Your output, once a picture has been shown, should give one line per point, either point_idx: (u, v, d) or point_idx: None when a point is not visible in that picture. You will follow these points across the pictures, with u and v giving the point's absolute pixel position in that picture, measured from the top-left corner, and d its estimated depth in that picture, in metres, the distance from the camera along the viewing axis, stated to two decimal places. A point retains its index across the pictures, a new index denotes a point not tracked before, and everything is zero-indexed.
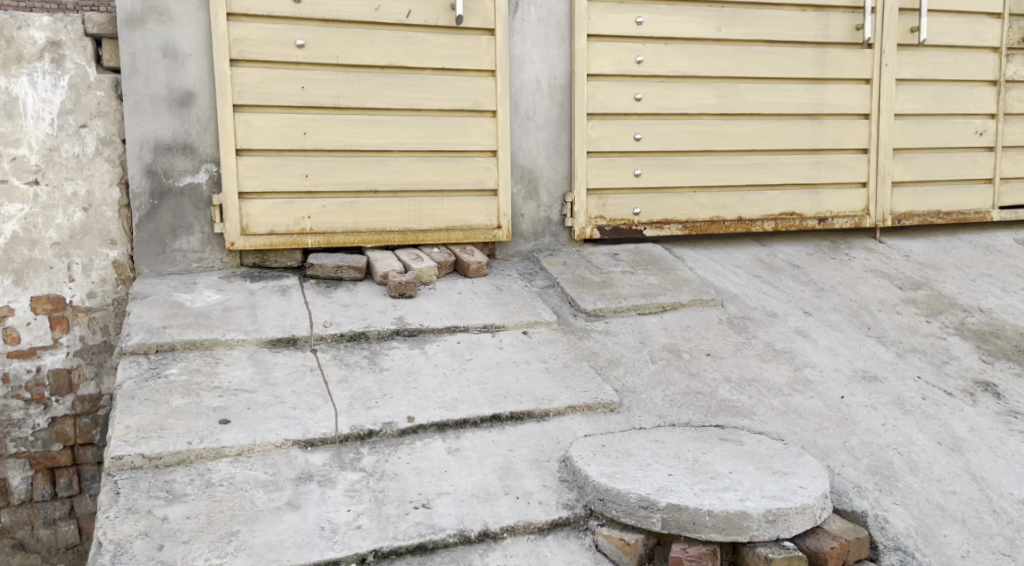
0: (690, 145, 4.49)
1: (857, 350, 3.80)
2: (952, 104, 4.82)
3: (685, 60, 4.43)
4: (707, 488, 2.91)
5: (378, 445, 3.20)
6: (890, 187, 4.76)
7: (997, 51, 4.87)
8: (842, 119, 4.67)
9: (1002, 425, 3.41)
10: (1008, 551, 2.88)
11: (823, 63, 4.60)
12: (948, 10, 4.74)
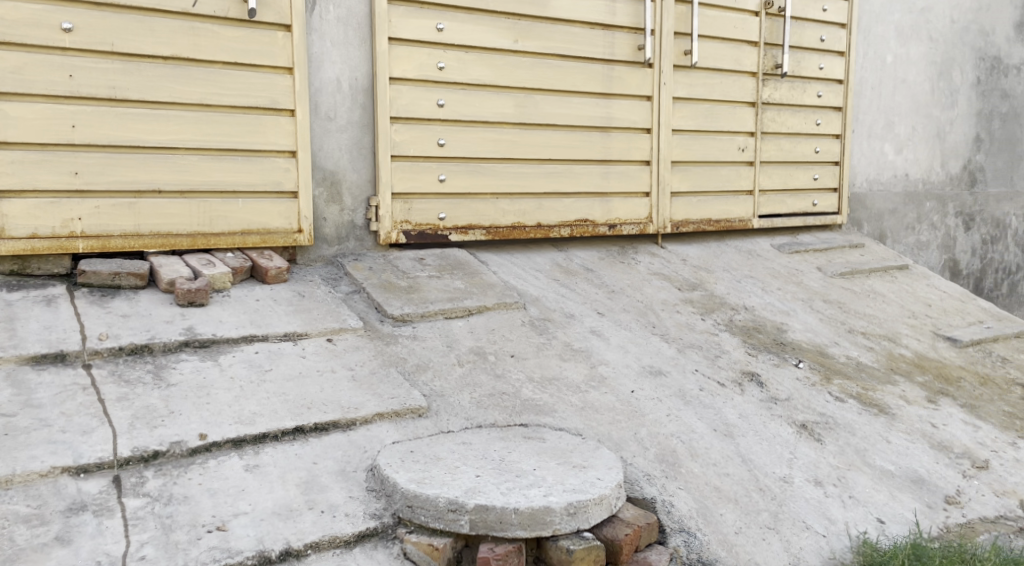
0: (491, 152, 4.59)
1: (644, 347, 4.07)
2: (719, 122, 5.30)
3: (484, 68, 4.52)
4: (513, 487, 2.98)
5: (164, 467, 2.95)
6: (669, 197, 5.15)
7: (754, 76, 5.43)
8: (627, 132, 4.99)
9: (765, 410, 3.80)
10: (772, 524, 3.23)
11: (609, 79, 4.89)
12: (712, 37, 5.23)
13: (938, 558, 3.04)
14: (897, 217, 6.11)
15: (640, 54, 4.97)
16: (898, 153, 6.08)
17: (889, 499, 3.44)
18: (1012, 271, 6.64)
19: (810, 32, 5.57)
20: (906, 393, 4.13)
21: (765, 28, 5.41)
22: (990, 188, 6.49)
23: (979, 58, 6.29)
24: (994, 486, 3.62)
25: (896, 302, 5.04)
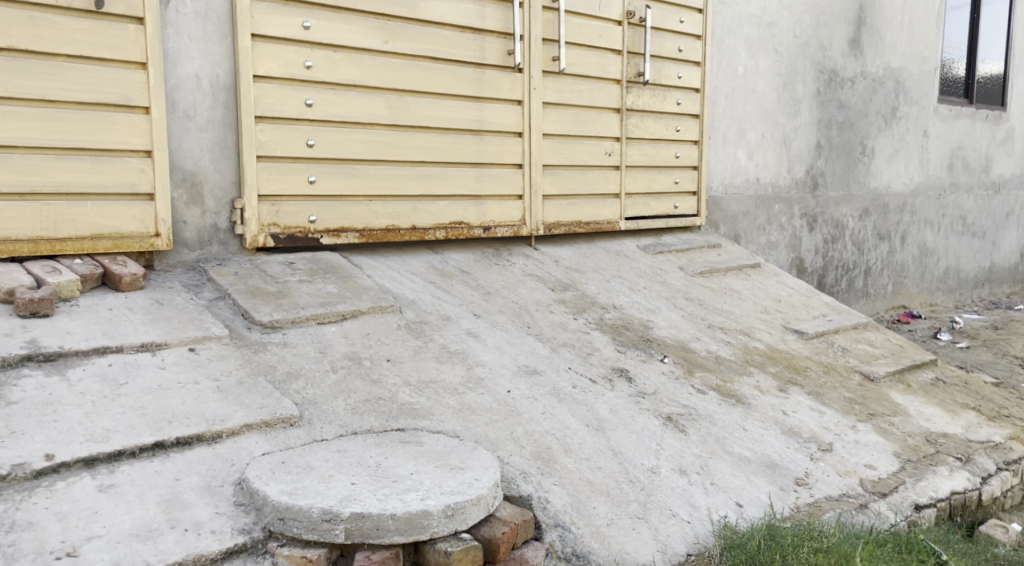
0: (363, 153, 4.51)
1: (520, 347, 4.12)
2: (586, 127, 5.43)
3: (354, 68, 4.45)
4: (390, 492, 2.95)
5: (5, 492, 2.75)
6: (540, 200, 5.23)
7: (619, 83, 5.60)
8: (499, 135, 5.03)
9: (634, 405, 3.93)
10: (642, 514, 3.36)
11: (481, 83, 4.92)
12: (579, 44, 5.35)
13: (789, 537, 3.25)
14: (751, 219, 6.47)
15: (510, 59, 5.03)
16: (749, 159, 6.41)
17: (747, 484, 3.64)
18: (850, 268, 7.18)
19: (668, 43, 5.80)
20: (760, 383, 4.40)
21: (627, 37, 5.60)
22: (830, 191, 6.96)
23: (818, 71, 6.74)
24: (838, 466, 3.90)
25: (750, 298, 5.34)
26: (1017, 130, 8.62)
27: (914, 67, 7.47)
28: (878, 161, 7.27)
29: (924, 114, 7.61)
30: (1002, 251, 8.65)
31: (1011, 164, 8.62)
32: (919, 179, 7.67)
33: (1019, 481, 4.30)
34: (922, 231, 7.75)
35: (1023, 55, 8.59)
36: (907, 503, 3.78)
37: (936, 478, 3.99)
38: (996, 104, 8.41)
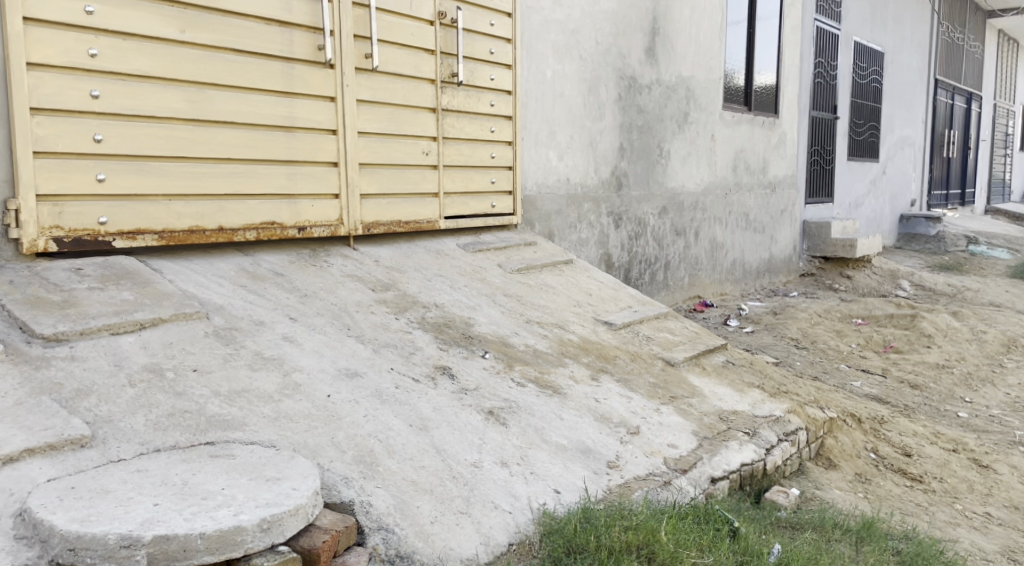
0: (161, 150, 4.25)
1: (340, 350, 4.01)
2: (404, 126, 5.37)
3: (147, 59, 4.18)
4: (198, 510, 2.78)
5: None
6: (358, 199, 5.11)
7: (433, 83, 5.57)
8: (311, 133, 4.87)
9: (457, 401, 3.94)
10: (465, 509, 3.37)
11: (289, 78, 4.74)
12: (392, 41, 5.29)
13: (603, 518, 3.39)
14: (562, 217, 6.66)
15: (321, 54, 4.88)
16: (560, 160, 6.61)
17: (564, 471, 3.75)
18: (652, 263, 7.56)
19: (480, 44, 5.85)
20: (574, 373, 4.56)
21: (439, 37, 5.59)
22: (632, 191, 7.30)
23: (619, 77, 7.04)
24: (644, 447, 4.12)
25: (563, 293, 5.50)
26: (787, 135, 9.46)
27: (701, 75, 7.98)
28: (673, 163, 7.71)
29: (711, 120, 8.16)
30: (778, 244, 9.46)
31: (784, 165, 9.44)
32: (708, 179, 8.20)
33: (795, 450, 4.74)
34: (712, 227, 8.30)
35: (792, 67, 9.41)
36: (705, 478, 4.06)
37: (728, 452, 4.29)
38: (769, 112, 9.17)
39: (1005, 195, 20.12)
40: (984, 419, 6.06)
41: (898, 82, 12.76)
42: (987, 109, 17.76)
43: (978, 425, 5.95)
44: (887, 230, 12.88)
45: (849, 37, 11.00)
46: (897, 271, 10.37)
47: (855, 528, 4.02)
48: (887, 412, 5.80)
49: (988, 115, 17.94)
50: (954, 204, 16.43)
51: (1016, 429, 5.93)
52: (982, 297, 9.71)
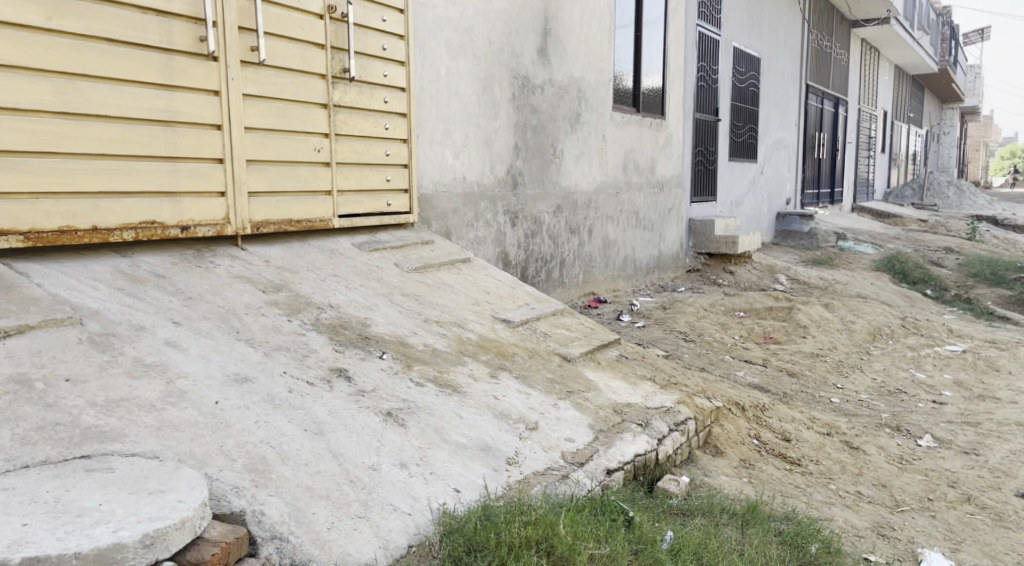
0: (26, 145, 4.06)
1: (228, 354, 3.87)
2: (293, 122, 5.24)
3: (8, 47, 4.00)
4: (73, 529, 2.75)
5: None
6: (246, 197, 4.96)
7: (324, 78, 5.46)
8: (195, 128, 4.70)
9: (354, 404, 3.87)
10: (364, 513, 3.32)
11: (169, 70, 4.57)
12: (280, 35, 5.16)
13: (502, 514, 3.40)
14: (459, 216, 6.64)
15: (203, 46, 4.72)
16: (456, 159, 6.58)
17: (463, 470, 3.74)
18: (548, 261, 7.63)
19: (372, 40, 5.76)
20: (473, 371, 4.54)
21: (330, 32, 5.48)
22: (528, 189, 7.34)
23: (512, 77, 7.06)
24: (543, 443, 4.15)
25: (462, 291, 5.48)
26: (674, 136, 9.71)
27: (592, 77, 8.08)
28: (567, 162, 7.79)
29: (602, 120, 8.28)
30: (667, 242, 9.71)
31: (671, 165, 9.69)
32: (601, 179, 8.34)
33: (685, 439, 4.85)
34: (605, 225, 8.43)
35: (677, 70, 9.65)
36: (600, 469, 4.11)
37: (623, 443, 4.37)
38: (657, 113, 9.39)
39: (869, 194, 21.29)
40: (854, 404, 6.57)
41: (774, 87, 13.29)
42: (853, 114, 18.73)
43: (849, 410, 6.44)
44: (766, 228, 13.42)
45: (728, 43, 11.37)
46: (774, 266, 10.85)
47: (741, 511, 4.17)
48: (767, 400, 6.06)
49: (854, 119, 18.93)
50: (825, 202, 17.30)
51: (882, 412, 6.46)
52: (851, 289, 10.33)
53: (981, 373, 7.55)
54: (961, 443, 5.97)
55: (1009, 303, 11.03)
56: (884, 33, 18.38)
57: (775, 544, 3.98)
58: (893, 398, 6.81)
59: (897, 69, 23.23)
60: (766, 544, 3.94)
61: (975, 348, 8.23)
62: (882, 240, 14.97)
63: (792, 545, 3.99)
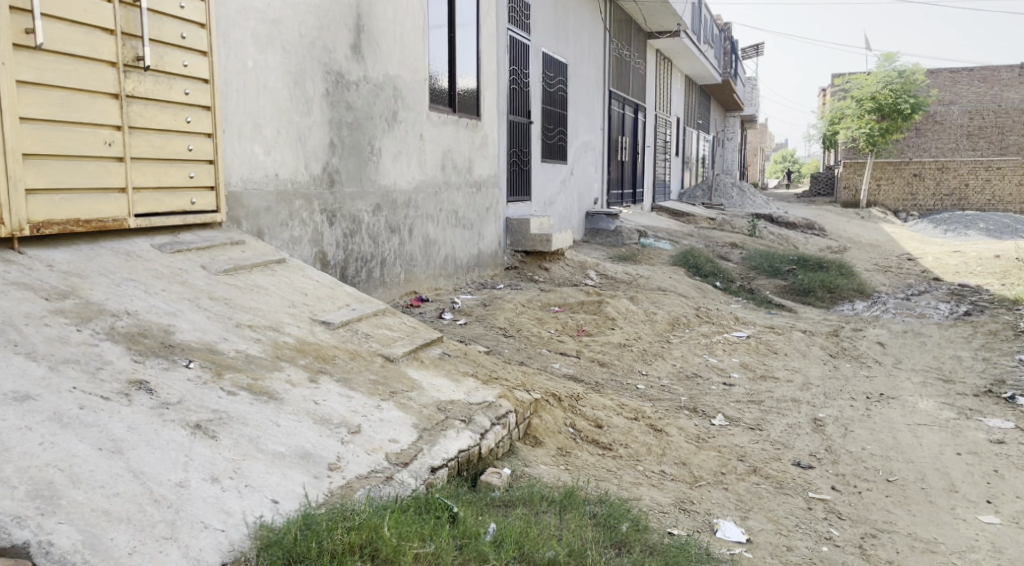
0: None
1: (5, 370, 3.55)
2: (78, 113, 4.88)
3: None
4: None
5: None
6: (23, 194, 4.57)
7: (114, 66, 5.11)
8: None
9: (157, 417, 3.63)
10: (171, 534, 3.14)
11: None
12: (60, 18, 4.80)
13: (324, 522, 3.32)
14: (272, 215, 6.39)
15: None
16: (267, 155, 6.33)
17: (282, 480, 3.60)
18: (368, 260, 7.49)
19: (169, 28, 5.46)
20: (291, 376, 4.38)
21: (120, 17, 5.15)
22: (345, 187, 7.18)
23: (325, 72, 6.88)
24: (366, 445, 4.06)
25: (277, 293, 5.28)
26: (489, 137, 9.81)
27: (407, 76, 8.02)
28: (384, 160, 7.68)
29: (419, 120, 8.25)
30: (485, 240, 9.80)
31: (487, 165, 9.80)
32: (419, 177, 8.29)
33: (506, 432, 4.91)
34: (424, 224, 8.39)
35: (491, 71, 9.77)
36: (425, 468, 4.09)
37: (446, 440, 4.37)
38: (473, 113, 9.45)
39: (666, 194, 22.49)
40: (657, 389, 6.95)
41: (581, 92, 13.76)
42: (651, 119, 19.71)
43: (653, 395, 6.79)
44: (577, 226, 13.85)
45: (538, 48, 11.66)
46: (584, 262, 11.24)
47: (559, 498, 4.28)
48: (581, 389, 6.26)
49: (652, 124, 19.92)
50: (629, 202, 18.13)
51: (680, 395, 6.93)
52: (653, 283, 10.95)
53: (762, 355, 8.34)
54: (747, 420, 6.57)
55: (783, 293, 12.38)
56: (677, 45, 19.47)
57: (591, 526, 4.12)
58: (690, 382, 7.32)
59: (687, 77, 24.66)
60: (583, 527, 4.06)
61: (756, 334, 9.08)
62: (680, 236, 15.90)
63: (606, 526, 4.15)
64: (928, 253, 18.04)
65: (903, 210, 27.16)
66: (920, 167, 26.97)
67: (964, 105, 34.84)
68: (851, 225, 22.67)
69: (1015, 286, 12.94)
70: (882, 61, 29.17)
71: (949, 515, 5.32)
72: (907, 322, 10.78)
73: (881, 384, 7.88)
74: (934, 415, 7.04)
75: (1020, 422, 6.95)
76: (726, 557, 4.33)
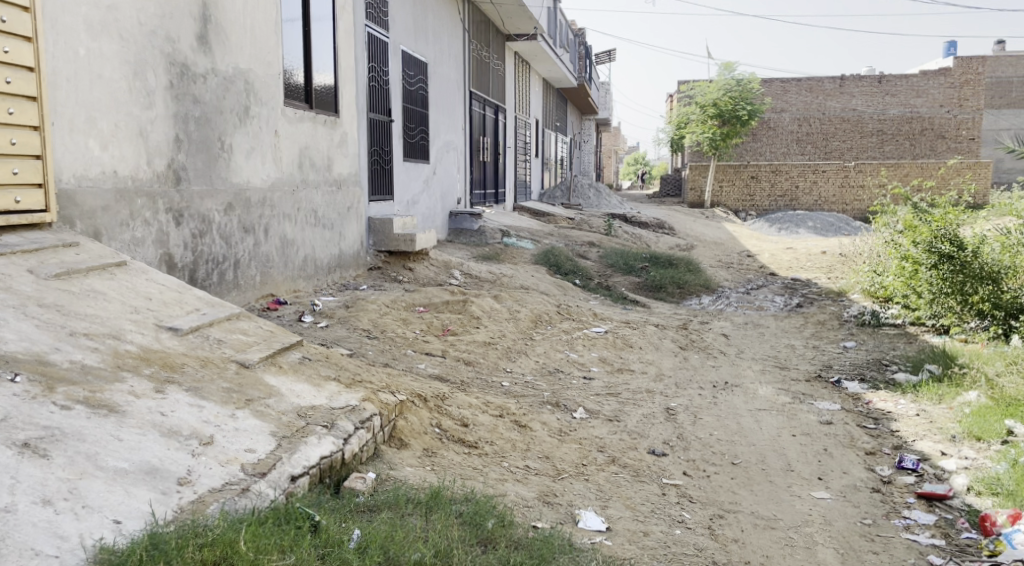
0: None
1: None
2: None
3: None
4: None
5: None
6: None
7: None
8: None
9: None
10: None
11: None
12: None
13: (173, 540, 3.18)
14: (110, 214, 6.03)
15: None
16: (103, 150, 5.97)
17: (125, 498, 3.40)
18: (219, 261, 7.19)
19: None
20: (134, 388, 4.13)
21: None
22: (192, 185, 6.86)
23: (168, 63, 6.55)
24: (219, 457, 3.88)
25: (117, 299, 4.97)
26: (348, 134, 9.61)
27: (259, 69, 7.75)
28: (236, 157, 7.39)
29: (273, 115, 7.98)
30: (346, 240, 9.60)
31: (347, 164, 9.60)
32: (274, 175, 8.03)
33: (370, 436, 4.80)
34: (281, 224, 8.13)
35: (348, 68, 9.58)
36: (284, 477, 3.95)
37: (307, 447, 4.23)
38: (330, 111, 9.24)
39: (526, 194, 22.73)
40: (521, 386, 7.00)
41: (441, 91, 13.70)
42: (511, 120, 19.88)
43: (517, 392, 6.83)
44: (440, 225, 13.79)
45: (397, 46, 11.53)
46: (448, 261, 11.21)
47: (424, 500, 4.23)
48: (446, 389, 6.22)
49: (512, 125, 20.10)
50: (491, 202, 18.24)
51: (544, 390, 7.00)
52: (516, 281, 11.05)
53: (620, 350, 8.55)
54: (606, 412, 6.72)
55: (637, 290, 12.79)
56: (534, 48, 19.71)
57: (457, 526, 4.08)
58: (552, 377, 7.42)
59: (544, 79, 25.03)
60: (449, 526, 4.02)
61: (614, 329, 9.31)
62: (544, 236, 16.11)
63: (471, 524, 4.13)
64: (765, 249, 19.05)
65: (743, 210, 28.61)
66: (757, 169, 28.39)
67: (794, 113, 37.00)
68: (698, 224, 23.60)
69: (840, 279, 13.91)
70: (723, 69, 30.63)
71: (787, 493, 5.61)
72: (747, 314, 11.38)
73: (725, 372, 8.26)
74: (773, 400, 7.44)
75: (845, 404, 7.47)
76: (588, 547, 4.40)
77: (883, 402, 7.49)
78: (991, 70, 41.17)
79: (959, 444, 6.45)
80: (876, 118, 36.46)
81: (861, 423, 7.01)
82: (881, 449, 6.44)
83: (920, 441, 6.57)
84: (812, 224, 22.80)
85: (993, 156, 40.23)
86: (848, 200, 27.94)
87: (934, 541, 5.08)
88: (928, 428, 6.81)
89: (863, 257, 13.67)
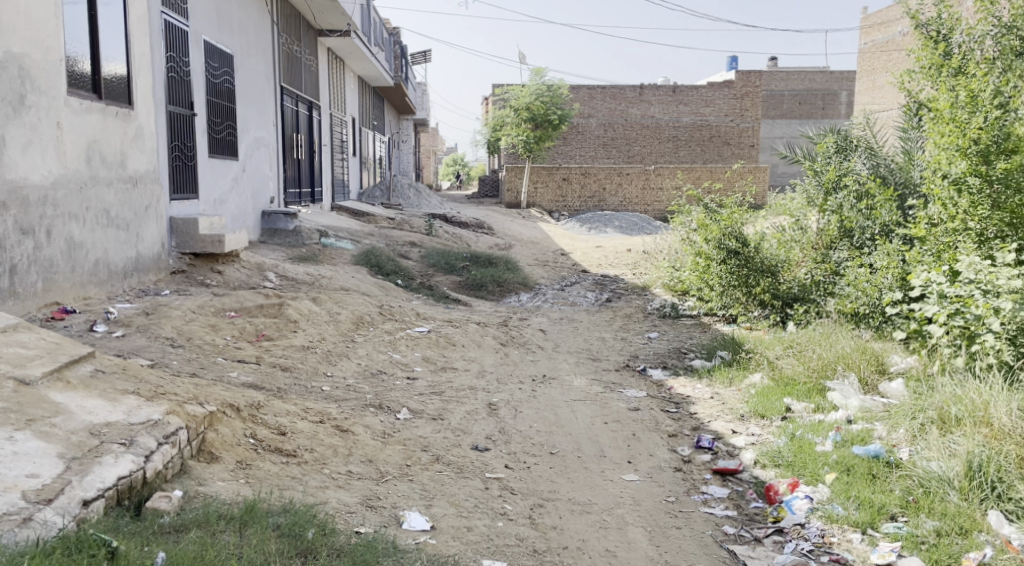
0: None
1: None
2: None
3: None
4: None
5: None
6: None
7: None
8: None
9: None
10: None
11: None
12: None
13: None
14: None
15: None
16: None
17: None
18: None
19: None
20: None
21: None
22: None
23: None
24: None
25: None
26: (144, 128, 8.99)
27: (36, 54, 7.09)
28: (9, 151, 6.74)
29: (53, 105, 7.34)
30: (145, 242, 8.98)
31: (144, 160, 8.97)
32: (57, 171, 7.38)
33: (176, 451, 4.49)
34: (67, 224, 7.49)
35: (142, 56, 8.96)
36: (74, 502, 3.66)
37: (102, 468, 3.91)
38: (123, 102, 8.61)
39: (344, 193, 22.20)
40: (342, 389, 6.82)
41: (248, 85, 13.12)
42: (325, 118, 19.39)
43: (337, 395, 6.64)
44: (251, 226, 13.21)
45: (197, 35, 10.92)
46: (262, 262, 10.77)
47: (237, 515, 4.00)
48: (261, 396, 5.94)
49: (326, 122, 19.62)
50: (307, 201, 17.70)
51: (366, 393, 6.85)
52: (334, 283, 10.77)
53: (442, 348, 8.51)
54: (429, 411, 6.66)
55: (457, 288, 12.82)
56: (346, 45, 19.32)
57: (273, 539, 3.88)
58: (375, 380, 7.27)
59: (359, 77, 24.64)
60: (265, 540, 3.83)
61: (436, 328, 9.26)
62: (363, 236, 15.82)
63: (290, 535, 3.95)
64: (577, 248, 19.73)
65: (556, 210, 29.41)
66: (568, 171, 29.15)
67: (601, 118, 38.52)
68: (516, 224, 23.98)
69: (645, 274, 14.58)
70: (535, 74, 31.35)
71: (600, 478, 5.78)
72: (562, 309, 11.69)
73: (543, 366, 8.42)
74: (587, 391, 7.66)
75: (651, 391, 7.80)
76: (412, 548, 4.33)
77: (683, 387, 7.89)
78: (768, 85, 44.45)
79: (748, 422, 6.89)
80: (671, 125, 38.64)
81: (664, 407, 7.35)
82: (682, 431, 6.76)
83: (715, 421, 6.96)
84: (618, 223, 23.89)
85: (772, 163, 43.71)
86: (648, 201, 29.44)
87: (728, 512, 5.39)
88: (721, 409, 7.23)
89: (664, 253, 14.37)
